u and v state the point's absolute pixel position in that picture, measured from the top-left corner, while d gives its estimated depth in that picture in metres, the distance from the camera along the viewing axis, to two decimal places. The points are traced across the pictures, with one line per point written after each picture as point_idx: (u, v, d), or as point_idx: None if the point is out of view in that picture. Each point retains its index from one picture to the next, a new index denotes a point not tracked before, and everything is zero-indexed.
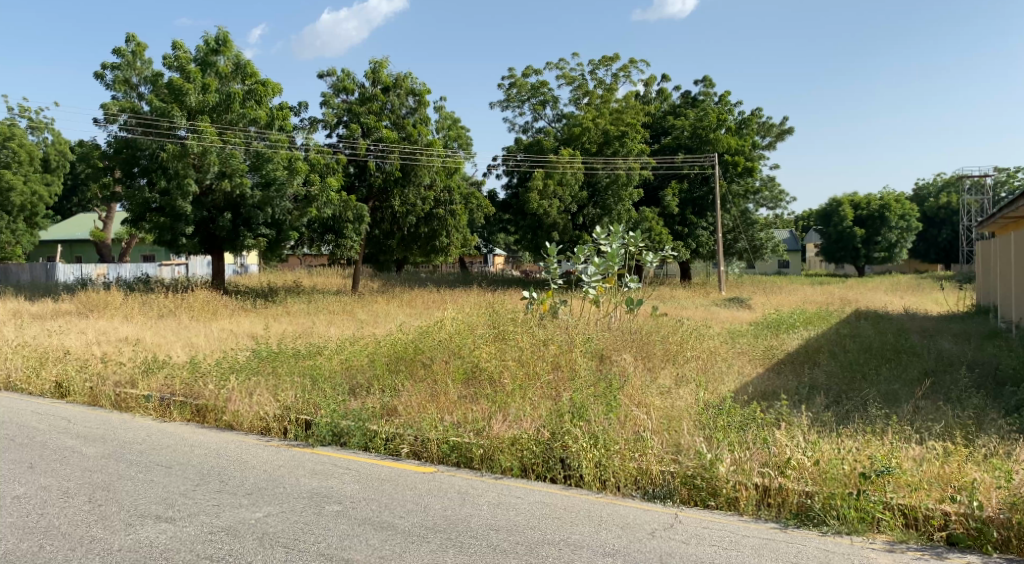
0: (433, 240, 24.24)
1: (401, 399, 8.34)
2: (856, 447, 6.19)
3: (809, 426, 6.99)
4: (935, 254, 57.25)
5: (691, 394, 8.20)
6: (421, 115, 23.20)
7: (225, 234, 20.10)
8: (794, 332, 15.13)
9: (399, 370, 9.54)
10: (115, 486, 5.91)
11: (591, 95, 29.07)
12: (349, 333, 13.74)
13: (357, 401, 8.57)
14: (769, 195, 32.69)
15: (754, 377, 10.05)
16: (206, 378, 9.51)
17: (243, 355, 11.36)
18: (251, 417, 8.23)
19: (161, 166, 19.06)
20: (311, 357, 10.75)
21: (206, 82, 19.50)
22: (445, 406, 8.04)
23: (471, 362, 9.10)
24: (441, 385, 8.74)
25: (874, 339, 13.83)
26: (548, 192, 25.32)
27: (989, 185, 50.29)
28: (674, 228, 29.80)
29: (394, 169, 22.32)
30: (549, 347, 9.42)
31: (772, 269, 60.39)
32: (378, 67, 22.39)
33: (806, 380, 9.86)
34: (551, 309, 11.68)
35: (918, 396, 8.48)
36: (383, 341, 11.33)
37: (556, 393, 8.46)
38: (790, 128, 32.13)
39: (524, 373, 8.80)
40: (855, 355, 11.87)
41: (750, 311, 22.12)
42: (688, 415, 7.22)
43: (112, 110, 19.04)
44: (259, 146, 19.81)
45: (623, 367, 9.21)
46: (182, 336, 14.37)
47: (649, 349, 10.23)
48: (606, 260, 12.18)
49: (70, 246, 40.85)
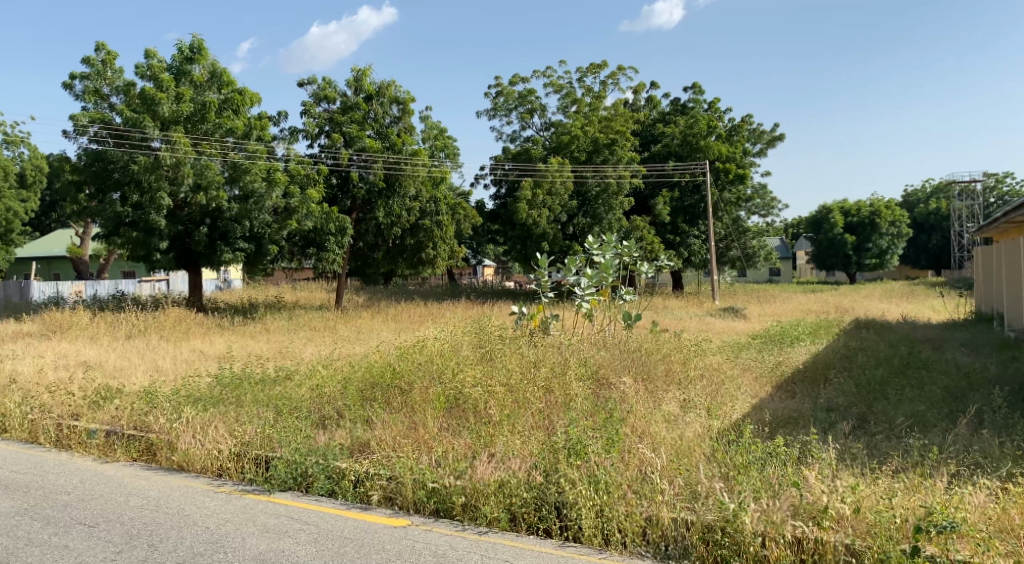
0: (419, 252, 23.39)
1: (377, 431, 7.43)
2: (903, 492, 5.34)
3: (840, 461, 6.11)
4: (925, 260, 56.71)
5: (702, 423, 7.31)
6: (406, 124, 22.30)
7: (201, 250, 19.11)
8: (799, 345, 14.25)
9: (375, 399, 8.58)
10: (19, 556, 5.08)
11: (579, 103, 28.27)
12: (324, 354, 12.79)
13: (325, 437, 7.65)
14: (761, 203, 31.85)
15: (765, 399, 9.16)
16: (160, 410, 8.57)
17: (205, 382, 10.40)
18: (203, 456, 7.30)
19: (134, 180, 18.11)
20: (279, 383, 9.79)
21: (180, 91, 18.55)
22: (423, 443, 7.11)
23: (454, 390, 8.14)
24: (421, 416, 7.80)
25: (884, 352, 12.97)
26: (538, 202, 24.46)
27: (978, 191, 49.76)
28: (665, 236, 28.97)
29: (378, 180, 21.36)
30: (541, 369, 8.53)
31: (763, 278, 59.82)
32: (360, 75, 21.47)
33: (821, 402, 9.00)
34: (542, 324, 10.76)
35: (951, 423, 7.60)
36: (358, 364, 10.39)
37: (548, 422, 7.55)
38: (781, 135, 31.42)
39: (515, 400, 7.88)
40: (868, 370, 10.98)
41: (746, 321, 21.24)
42: (699, 449, 6.35)
43: (81, 121, 17.84)
44: (236, 157, 18.90)
45: (623, 392, 8.29)
46: (147, 360, 13.40)
47: (650, 369, 9.34)
48: (599, 272, 11.32)
49: (48, 263, 39.74)
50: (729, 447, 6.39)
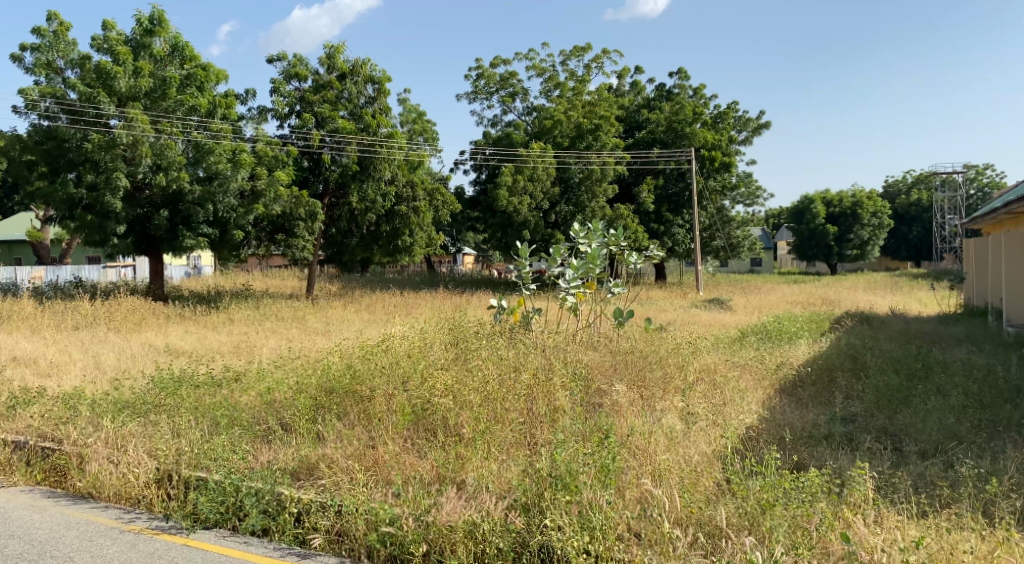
0: (396, 239, 22.08)
1: (330, 449, 6.35)
2: (977, 550, 4.46)
3: (882, 495, 5.14)
4: (906, 251, 56.04)
5: (709, 443, 6.22)
6: (381, 105, 20.96)
7: (162, 235, 17.78)
8: (799, 342, 13.16)
9: (330, 407, 7.39)
10: None
11: (561, 87, 27.09)
12: (281, 350, 11.58)
13: (266, 456, 6.52)
14: (747, 192, 30.82)
15: (777, 406, 8.08)
16: (81, 421, 7.45)
17: (141, 383, 9.19)
18: (115, 482, 6.19)
19: (89, 159, 16.58)
20: (223, 387, 8.61)
21: (138, 65, 17.24)
22: (381, 468, 6.04)
23: (420, 399, 6.99)
24: (380, 432, 6.66)
25: (893, 347, 11.93)
26: (518, 188, 23.29)
27: (961, 183, 49.04)
28: (648, 225, 27.71)
29: (351, 163, 20.00)
30: (522, 374, 7.36)
31: (744, 268, 59.09)
32: (334, 52, 20.14)
33: (837, 410, 7.92)
34: (524, 319, 9.60)
35: (996, 442, 6.58)
36: (318, 363, 9.24)
37: (530, 440, 6.49)
38: (768, 122, 30.41)
39: (492, 412, 6.79)
40: (880, 366, 9.94)
41: (735, 315, 20.23)
42: (704, 482, 5.36)
43: (31, 96, 16.46)
44: (199, 137, 17.50)
45: (616, 402, 7.19)
46: (88, 355, 12.17)
47: (646, 372, 8.18)
48: (586, 262, 10.19)
49: (9, 246, 38.19)
50: (750, 476, 5.38)
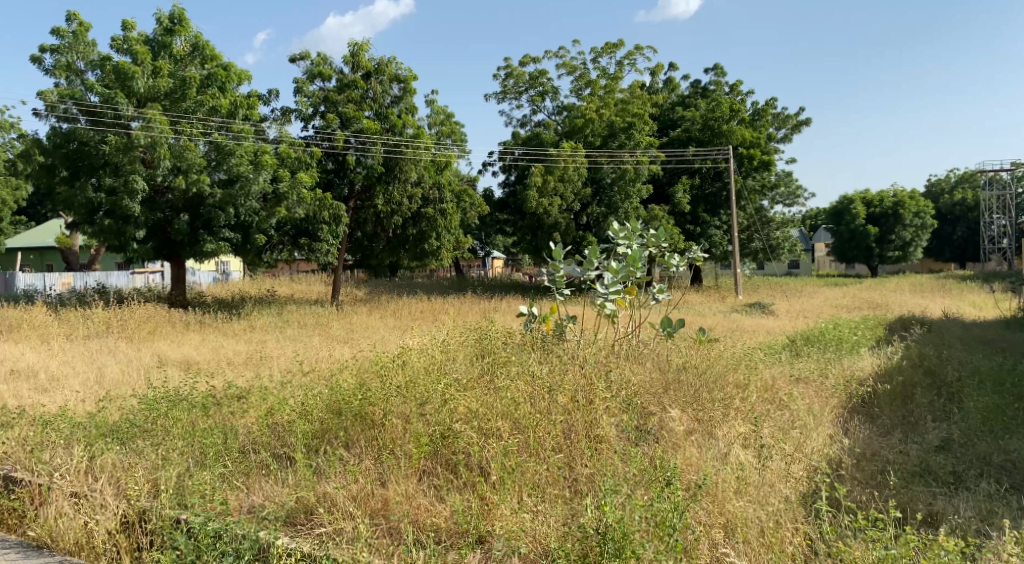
0: (422, 243, 21.09)
1: (331, 487, 5.36)
2: None
3: None
4: (949, 253, 54.07)
5: (790, 488, 5.18)
6: (407, 104, 19.92)
7: (182, 240, 16.89)
8: (859, 352, 11.89)
9: (331, 434, 6.37)
10: None
11: (592, 85, 26.03)
12: (292, 363, 10.57)
13: (256, 495, 5.55)
14: (786, 191, 29.34)
15: (854, 431, 6.92)
16: (56, 449, 6.47)
17: (132, 403, 8.21)
18: (75, 529, 5.29)
19: (108, 162, 15.73)
20: (219, 408, 7.60)
21: (157, 65, 16.36)
22: (389, 513, 5.17)
23: (440, 425, 5.94)
24: (391, 467, 5.66)
25: (970, 358, 10.64)
26: (548, 189, 22.27)
27: (1009, 180, 46.84)
28: (684, 226, 26.49)
29: (377, 164, 19.01)
30: (560, 395, 6.26)
31: (781, 271, 57.55)
32: (359, 50, 19.18)
33: (918, 435, 6.80)
34: (559, 328, 8.43)
35: None
36: (328, 379, 8.23)
37: (569, 476, 5.51)
38: (809, 118, 28.98)
39: (524, 442, 5.80)
40: (964, 381, 8.74)
41: (779, 320, 18.99)
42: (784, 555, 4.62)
43: (51, 98, 15.56)
44: (220, 138, 16.60)
45: (674, 432, 6.10)
46: (93, 366, 11.32)
47: (698, 394, 7.02)
48: (626, 265, 9.07)
49: (40, 253, 37.79)
50: (860, 544, 4.59)
